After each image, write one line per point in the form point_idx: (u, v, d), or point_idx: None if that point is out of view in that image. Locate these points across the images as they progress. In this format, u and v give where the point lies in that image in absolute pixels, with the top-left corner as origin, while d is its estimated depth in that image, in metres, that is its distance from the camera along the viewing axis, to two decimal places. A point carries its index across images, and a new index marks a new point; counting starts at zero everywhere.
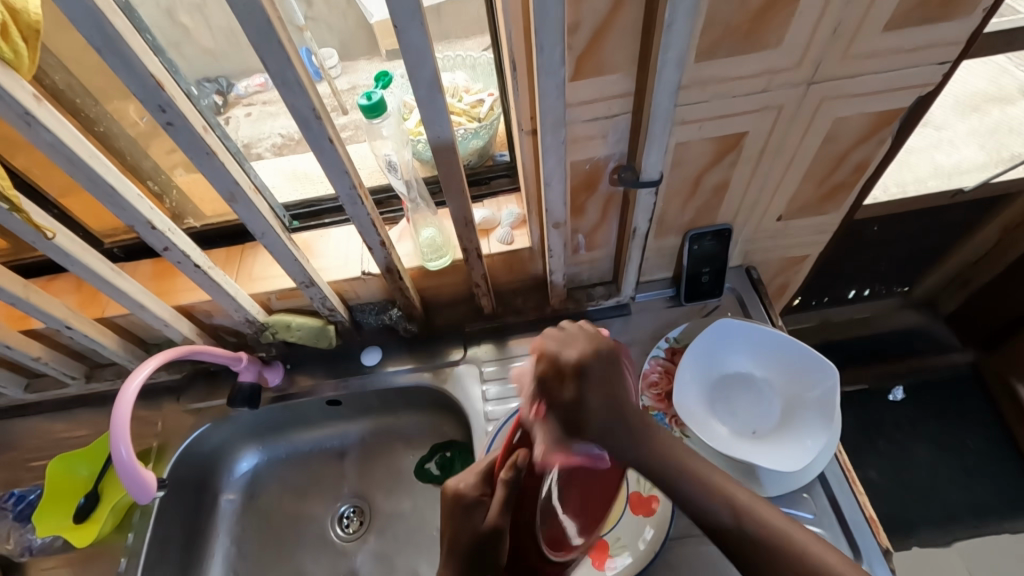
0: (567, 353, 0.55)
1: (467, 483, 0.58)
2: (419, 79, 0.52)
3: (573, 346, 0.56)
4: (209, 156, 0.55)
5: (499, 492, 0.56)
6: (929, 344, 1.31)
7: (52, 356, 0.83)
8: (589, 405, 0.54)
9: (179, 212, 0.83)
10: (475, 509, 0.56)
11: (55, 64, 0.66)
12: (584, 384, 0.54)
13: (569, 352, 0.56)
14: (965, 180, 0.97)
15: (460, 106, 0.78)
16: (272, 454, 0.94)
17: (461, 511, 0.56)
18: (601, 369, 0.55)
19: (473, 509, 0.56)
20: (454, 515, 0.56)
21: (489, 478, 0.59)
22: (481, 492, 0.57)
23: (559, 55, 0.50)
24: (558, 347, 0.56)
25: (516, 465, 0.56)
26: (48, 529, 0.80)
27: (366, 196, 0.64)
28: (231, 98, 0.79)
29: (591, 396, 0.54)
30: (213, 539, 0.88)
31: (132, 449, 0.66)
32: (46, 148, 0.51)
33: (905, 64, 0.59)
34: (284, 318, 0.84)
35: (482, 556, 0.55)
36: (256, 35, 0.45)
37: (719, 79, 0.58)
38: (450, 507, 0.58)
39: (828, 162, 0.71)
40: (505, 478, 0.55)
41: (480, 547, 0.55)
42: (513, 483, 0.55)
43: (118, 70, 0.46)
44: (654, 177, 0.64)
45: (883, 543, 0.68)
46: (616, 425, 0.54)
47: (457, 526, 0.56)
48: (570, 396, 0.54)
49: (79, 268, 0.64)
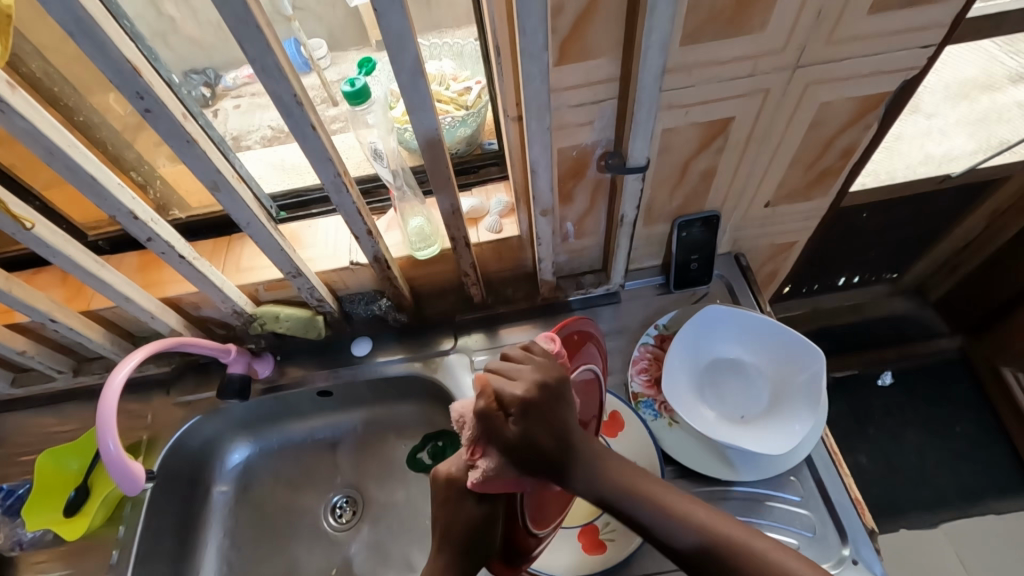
0: (511, 390, 0.48)
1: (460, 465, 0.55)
2: (401, 65, 0.51)
3: (519, 381, 0.50)
4: (190, 144, 0.54)
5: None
6: (918, 330, 1.33)
7: (38, 349, 0.83)
8: (529, 445, 0.48)
9: (164, 203, 0.82)
10: (468, 492, 0.54)
11: (32, 52, 0.65)
12: (526, 421, 0.48)
13: (514, 388, 0.49)
14: (954, 167, 0.99)
15: (448, 93, 0.77)
16: (263, 445, 0.94)
17: (456, 496, 0.54)
18: (546, 406, 0.50)
19: (467, 493, 0.54)
20: (450, 496, 0.54)
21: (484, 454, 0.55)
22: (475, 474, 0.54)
23: (542, 39, 0.49)
24: (501, 379, 0.50)
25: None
26: (38, 523, 0.80)
27: (352, 185, 0.64)
28: (218, 90, 0.79)
29: (530, 435, 0.48)
30: (205, 530, 0.88)
31: (119, 443, 0.66)
32: (23, 137, 0.50)
33: (890, 48, 0.58)
34: (272, 309, 0.84)
35: (482, 535, 0.55)
36: (233, 21, 0.45)
37: (706, 63, 0.58)
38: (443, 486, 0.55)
39: (815, 148, 0.71)
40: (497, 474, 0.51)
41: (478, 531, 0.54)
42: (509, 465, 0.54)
43: (94, 57, 0.46)
44: (641, 163, 0.64)
45: (869, 524, 0.69)
46: (552, 457, 0.50)
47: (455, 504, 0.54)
48: (513, 436, 0.48)
49: (61, 260, 0.63)
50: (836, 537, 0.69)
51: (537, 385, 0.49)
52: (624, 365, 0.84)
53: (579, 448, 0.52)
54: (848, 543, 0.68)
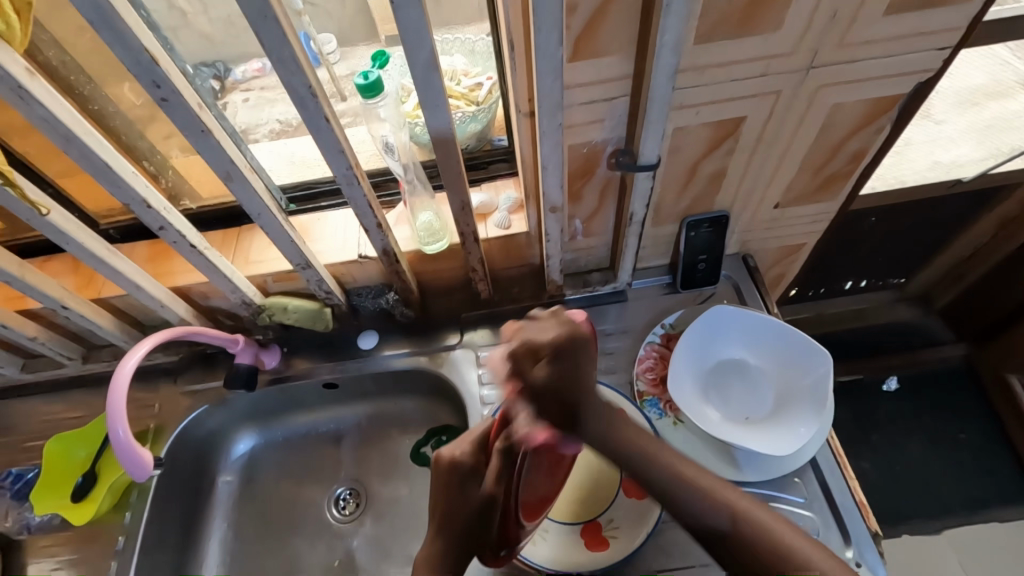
0: (541, 338, 0.62)
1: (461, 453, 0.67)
2: (415, 60, 0.51)
3: (545, 332, 0.63)
4: (204, 134, 0.55)
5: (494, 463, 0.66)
6: (924, 336, 1.32)
7: (48, 336, 0.83)
8: (551, 389, 0.61)
9: (175, 193, 0.82)
10: (468, 479, 0.66)
11: (49, 41, 0.65)
12: (557, 364, 0.61)
13: (543, 337, 0.63)
14: (963, 172, 0.98)
15: (458, 89, 0.77)
16: (269, 436, 0.94)
17: (456, 483, 0.65)
18: (568, 352, 0.61)
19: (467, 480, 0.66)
20: (451, 484, 0.65)
21: (482, 445, 0.68)
22: (475, 460, 0.67)
23: (557, 36, 0.49)
24: (531, 332, 0.63)
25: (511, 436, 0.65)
26: (45, 507, 0.81)
27: (363, 178, 0.64)
28: (228, 83, 0.78)
29: (557, 375, 0.61)
30: (210, 518, 0.88)
31: (128, 429, 0.66)
32: (39, 123, 0.51)
33: (905, 50, 0.58)
34: (281, 300, 0.84)
35: (480, 518, 0.66)
36: (250, 11, 0.45)
37: (719, 63, 0.58)
38: (442, 471, 0.67)
39: (826, 150, 0.71)
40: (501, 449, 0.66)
41: (476, 516, 0.65)
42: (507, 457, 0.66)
43: (112, 45, 0.46)
44: (652, 161, 0.64)
45: (873, 527, 0.69)
46: (574, 399, 0.60)
47: (453, 495, 0.65)
48: (540, 376, 0.61)
49: (74, 247, 0.64)
50: (840, 540, 0.69)
51: (567, 333, 0.62)
52: (630, 364, 0.84)
53: (596, 398, 0.62)
54: (851, 545, 0.68)
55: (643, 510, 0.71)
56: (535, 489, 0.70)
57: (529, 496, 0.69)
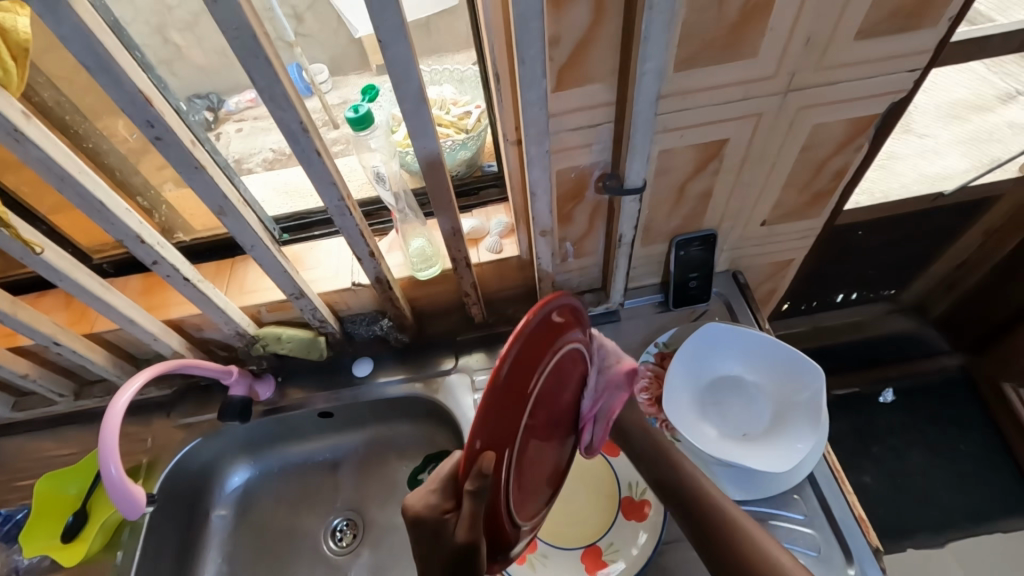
0: None
1: (426, 497, 0.49)
2: (404, 93, 0.52)
3: None
4: (198, 170, 0.55)
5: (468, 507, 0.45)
6: (917, 347, 1.33)
7: (40, 372, 0.83)
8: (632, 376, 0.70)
9: (169, 227, 0.83)
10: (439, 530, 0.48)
11: (44, 82, 0.67)
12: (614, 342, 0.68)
13: None
14: (946, 185, 1.01)
15: (448, 118, 0.79)
16: (264, 468, 0.93)
17: (429, 535, 0.48)
18: None
19: (435, 529, 0.48)
20: (424, 537, 0.48)
21: (451, 489, 0.50)
22: (444, 509, 0.48)
23: (541, 67, 0.51)
24: None
25: (483, 474, 0.43)
26: (34, 549, 0.79)
27: (355, 207, 0.65)
28: (221, 114, 0.80)
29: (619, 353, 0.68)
30: (203, 555, 0.87)
31: (121, 466, 0.66)
32: (34, 164, 0.52)
33: (877, 72, 0.60)
34: (274, 330, 0.84)
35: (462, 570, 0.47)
36: (242, 52, 0.46)
37: (699, 89, 0.60)
38: (415, 527, 0.49)
39: (808, 170, 0.72)
40: (471, 489, 0.43)
41: (460, 564, 0.47)
42: (481, 494, 0.44)
43: (106, 87, 0.47)
44: (638, 184, 0.65)
45: (874, 543, 0.69)
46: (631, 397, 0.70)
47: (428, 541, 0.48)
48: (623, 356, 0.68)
49: (68, 284, 0.64)
50: (841, 557, 0.69)
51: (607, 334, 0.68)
52: None
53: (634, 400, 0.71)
54: (853, 562, 0.68)
55: (643, 532, 0.70)
56: (523, 481, 0.53)
57: (523, 484, 0.53)
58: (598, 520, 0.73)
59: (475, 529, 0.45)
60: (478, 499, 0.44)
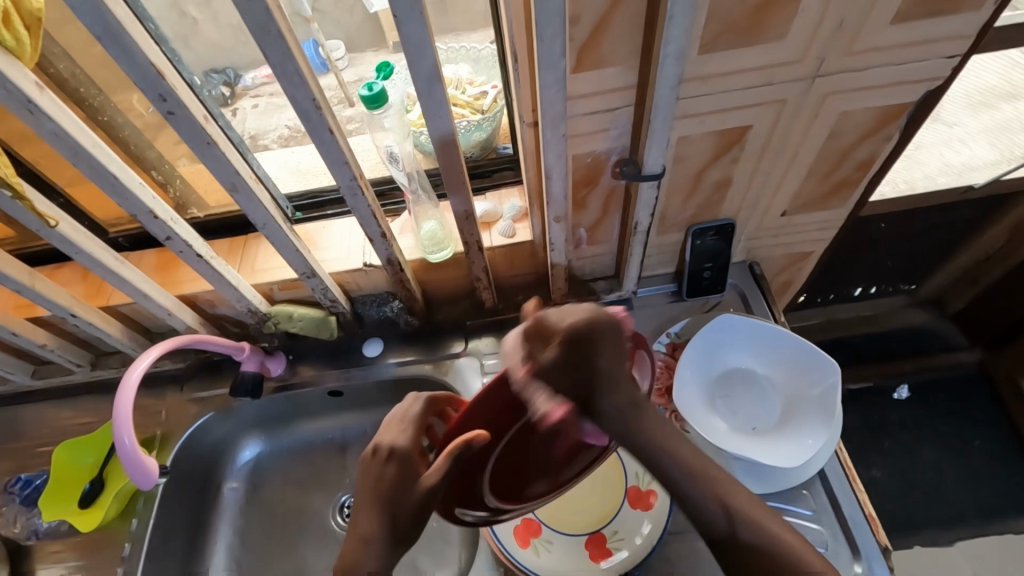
0: (558, 321, 0.55)
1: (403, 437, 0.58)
2: (418, 71, 0.51)
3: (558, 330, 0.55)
4: (210, 146, 0.55)
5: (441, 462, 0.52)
6: (935, 342, 1.30)
7: (57, 343, 0.84)
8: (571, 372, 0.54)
9: (183, 202, 0.83)
10: (407, 467, 0.56)
11: (59, 54, 0.66)
12: (568, 350, 0.54)
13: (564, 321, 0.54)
14: (975, 177, 0.96)
15: (463, 98, 0.77)
16: (274, 444, 0.95)
17: (399, 469, 0.56)
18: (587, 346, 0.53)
19: (405, 467, 0.56)
20: (394, 471, 0.56)
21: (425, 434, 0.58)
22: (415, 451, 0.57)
23: (559, 47, 0.49)
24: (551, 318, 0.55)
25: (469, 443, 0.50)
26: (53, 514, 0.81)
27: (367, 187, 0.64)
28: (238, 89, 0.79)
29: (567, 362, 0.54)
30: (215, 526, 0.89)
31: (134, 438, 0.67)
32: (48, 138, 0.52)
33: (913, 58, 0.57)
34: (286, 308, 0.85)
35: (417, 513, 0.54)
36: (254, 26, 0.45)
37: (721, 73, 0.57)
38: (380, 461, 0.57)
39: (832, 158, 0.70)
40: (449, 449, 0.51)
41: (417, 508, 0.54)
42: (460, 455, 0.51)
43: (118, 60, 0.47)
44: (656, 171, 0.63)
45: (883, 542, 0.68)
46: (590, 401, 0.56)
47: (389, 482, 0.56)
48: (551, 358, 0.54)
49: (83, 257, 0.65)
50: (848, 553, 0.68)
51: (583, 323, 0.53)
52: None
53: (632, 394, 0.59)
54: (860, 559, 0.67)
55: (648, 522, 0.70)
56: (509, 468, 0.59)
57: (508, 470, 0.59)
58: (603, 508, 0.74)
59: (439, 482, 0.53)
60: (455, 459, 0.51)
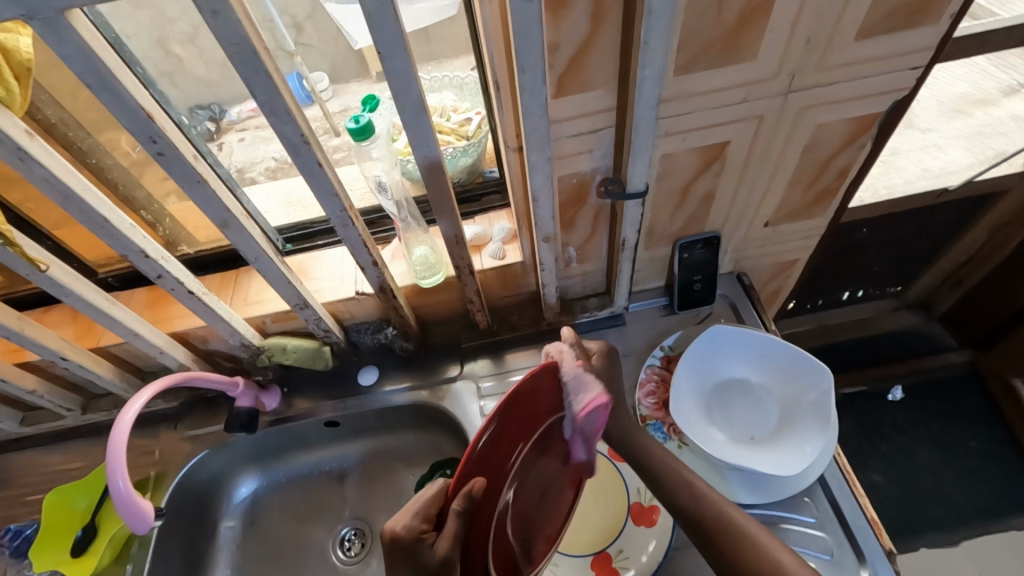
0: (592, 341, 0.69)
1: (404, 519, 0.53)
2: (405, 103, 0.52)
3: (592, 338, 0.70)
4: (201, 184, 0.55)
5: (450, 525, 0.52)
6: (926, 343, 1.32)
7: (47, 387, 0.83)
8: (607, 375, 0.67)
9: (173, 239, 0.83)
10: (416, 547, 0.52)
11: (47, 99, 0.67)
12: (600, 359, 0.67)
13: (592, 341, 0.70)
14: (951, 180, 1.00)
15: (448, 125, 0.79)
16: (270, 478, 0.93)
17: (405, 554, 0.52)
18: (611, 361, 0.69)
19: (413, 547, 0.52)
20: (401, 556, 0.52)
21: (430, 511, 0.54)
22: (421, 529, 0.53)
23: (540, 75, 0.51)
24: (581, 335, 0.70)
25: (473, 496, 0.51)
26: (44, 564, 0.79)
27: (357, 218, 0.65)
28: (224, 124, 0.80)
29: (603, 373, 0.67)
30: (212, 567, 0.87)
31: (128, 480, 0.66)
32: (39, 182, 0.52)
33: (879, 71, 0.60)
34: (280, 341, 0.84)
35: None
36: (243, 67, 0.46)
37: (699, 92, 0.59)
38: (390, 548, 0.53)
39: (811, 169, 0.72)
40: (455, 507, 0.51)
41: None
42: (466, 513, 0.51)
43: (109, 104, 0.47)
44: (640, 188, 0.65)
45: (888, 545, 0.68)
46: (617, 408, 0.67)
47: (404, 561, 0.52)
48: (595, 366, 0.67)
49: (74, 299, 0.64)
50: (853, 559, 0.68)
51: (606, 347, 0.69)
52: (632, 388, 0.84)
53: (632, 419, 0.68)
54: (866, 564, 0.67)
55: (652, 539, 0.70)
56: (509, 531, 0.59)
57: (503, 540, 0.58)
58: (607, 526, 0.73)
59: (455, 545, 0.52)
60: (463, 516, 0.51)
